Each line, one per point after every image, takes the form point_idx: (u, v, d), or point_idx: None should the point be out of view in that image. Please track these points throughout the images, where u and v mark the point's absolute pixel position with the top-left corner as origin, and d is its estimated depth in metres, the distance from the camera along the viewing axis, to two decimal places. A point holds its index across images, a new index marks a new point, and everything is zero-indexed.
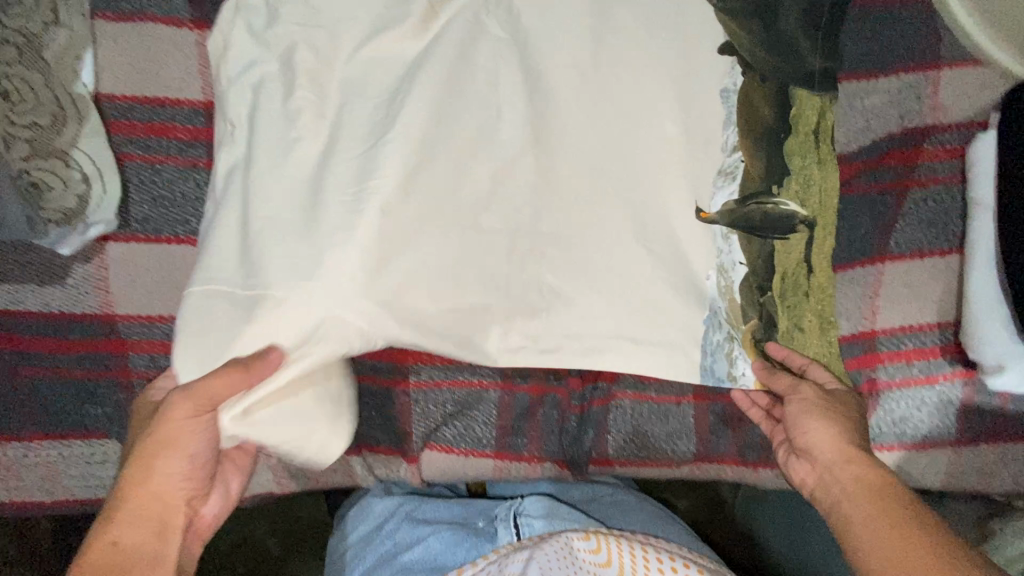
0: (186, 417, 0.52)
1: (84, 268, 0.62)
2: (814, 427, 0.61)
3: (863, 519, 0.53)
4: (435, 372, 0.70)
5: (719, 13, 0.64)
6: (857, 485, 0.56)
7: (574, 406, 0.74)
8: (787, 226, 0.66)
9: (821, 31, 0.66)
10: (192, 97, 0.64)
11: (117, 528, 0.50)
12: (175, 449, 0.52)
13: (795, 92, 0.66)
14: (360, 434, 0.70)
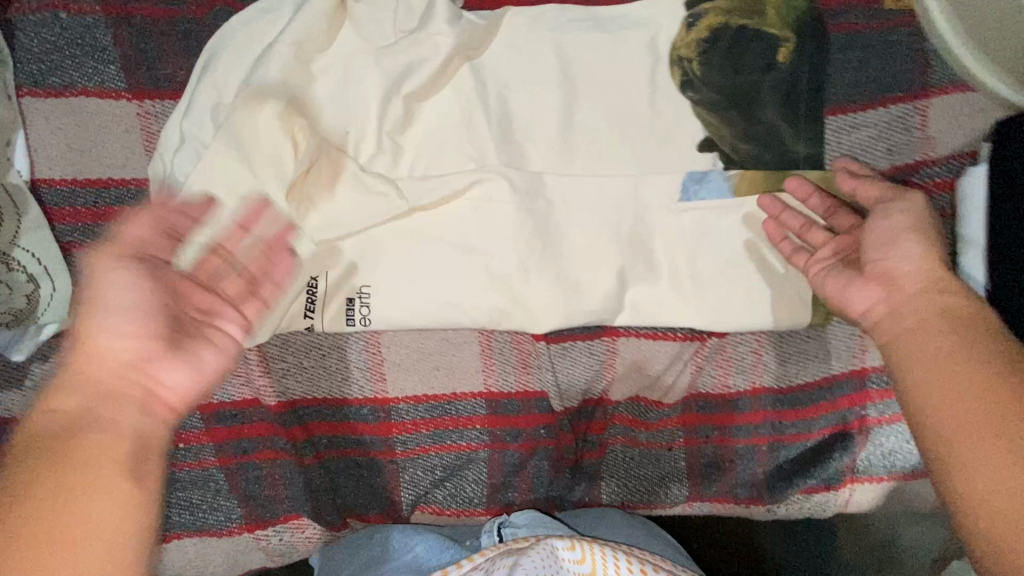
0: (117, 265, 0.46)
1: (41, 369, 0.59)
2: (897, 255, 0.53)
3: (957, 391, 0.45)
4: (420, 439, 0.68)
5: (694, 106, 0.65)
6: (941, 351, 0.47)
7: (566, 459, 0.72)
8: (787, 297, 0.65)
9: (803, 115, 0.65)
10: (137, 175, 0.59)
11: (53, 416, 0.40)
12: (102, 305, 0.44)
13: (779, 179, 0.64)
14: (346, 506, 0.69)
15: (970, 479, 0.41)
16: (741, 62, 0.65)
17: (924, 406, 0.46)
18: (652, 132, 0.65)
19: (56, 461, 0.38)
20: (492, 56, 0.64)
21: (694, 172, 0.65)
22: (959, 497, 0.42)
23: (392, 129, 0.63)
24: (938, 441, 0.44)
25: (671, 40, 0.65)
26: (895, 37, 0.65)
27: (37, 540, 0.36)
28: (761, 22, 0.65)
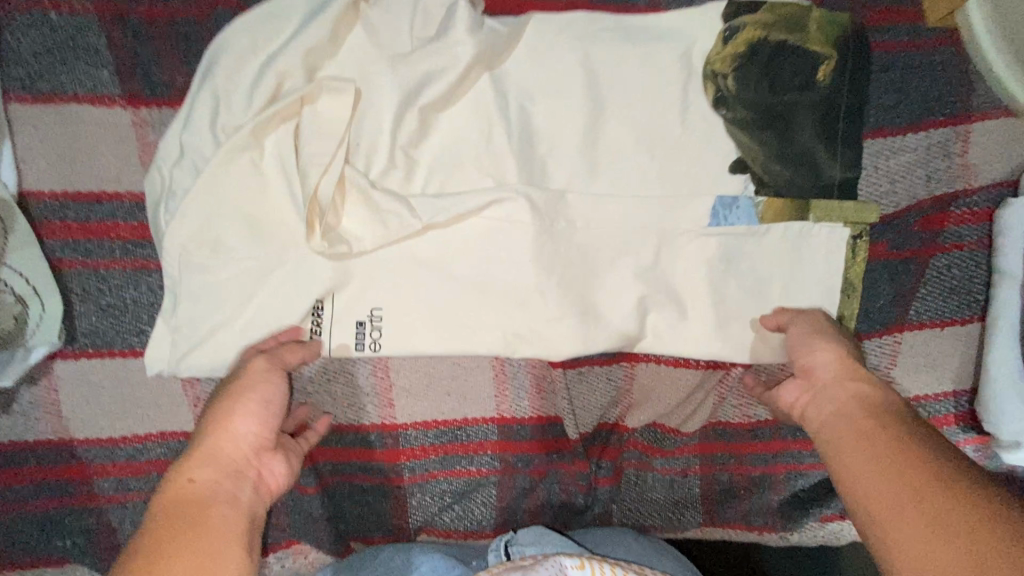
0: (264, 371, 0.52)
1: (30, 392, 0.56)
2: (826, 356, 0.55)
3: (854, 452, 0.47)
4: (428, 464, 0.66)
5: (727, 125, 0.62)
6: (850, 410, 0.50)
7: (580, 485, 0.70)
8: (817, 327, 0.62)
9: (840, 138, 0.62)
10: (133, 188, 0.56)
11: (195, 488, 0.43)
12: (251, 398, 0.50)
13: (812, 205, 0.61)
14: (350, 531, 0.66)
15: (860, 506, 0.43)
16: (778, 80, 0.61)
17: (833, 444, 0.49)
18: (681, 152, 0.62)
19: (203, 532, 0.40)
20: (513, 67, 0.60)
21: (725, 197, 0.61)
22: (858, 518, 0.43)
23: (406, 143, 0.59)
24: (840, 475, 0.47)
25: (705, 55, 0.61)
26: (940, 57, 0.62)
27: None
28: (802, 37, 0.61)
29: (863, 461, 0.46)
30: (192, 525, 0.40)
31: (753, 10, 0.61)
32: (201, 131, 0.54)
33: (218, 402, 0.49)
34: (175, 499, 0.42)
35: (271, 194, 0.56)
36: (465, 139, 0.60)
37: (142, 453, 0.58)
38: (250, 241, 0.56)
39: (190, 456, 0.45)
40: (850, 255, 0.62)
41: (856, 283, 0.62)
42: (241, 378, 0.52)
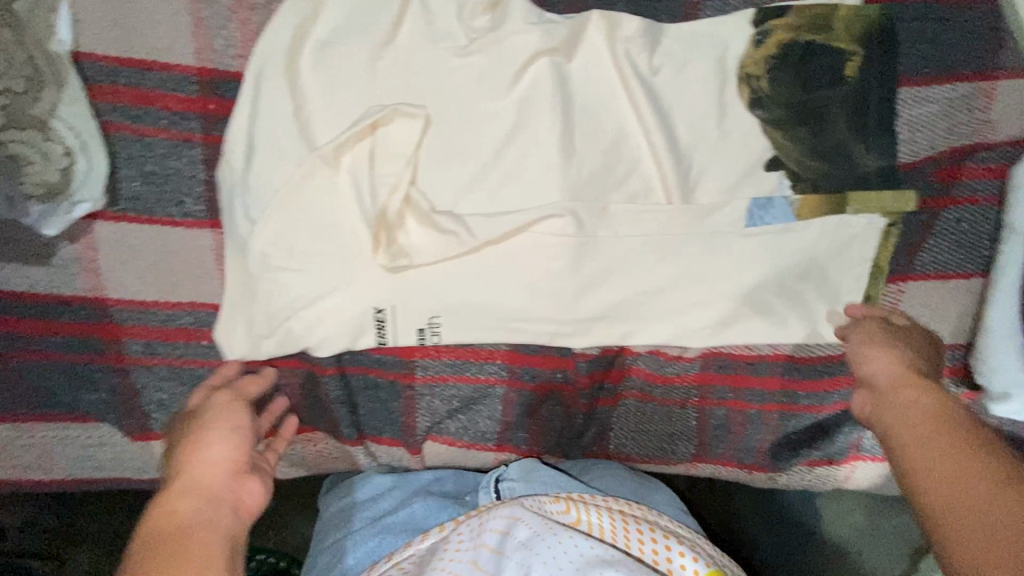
0: (227, 402, 0.56)
1: (70, 248, 0.58)
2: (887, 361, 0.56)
3: (916, 444, 0.45)
4: (440, 367, 0.68)
5: (762, 126, 0.64)
6: (928, 412, 0.47)
7: (581, 405, 0.73)
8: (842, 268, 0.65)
9: (872, 126, 0.64)
10: (183, 61, 0.57)
11: (168, 513, 0.43)
12: (214, 434, 0.51)
13: (848, 197, 0.64)
14: (361, 425, 0.69)
15: (959, 515, 0.39)
16: (810, 79, 0.63)
17: (901, 448, 0.46)
18: (714, 84, 0.63)
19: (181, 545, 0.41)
20: None
21: (760, 198, 0.65)
22: (948, 527, 0.39)
23: (449, 54, 0.60)
24: (912, 484, 0.43)
25: (738, 60, 0.62)
26: (973, 14, 0.63)
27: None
28: (828, 37, 0.62)
29: (955, 464, 0.42)
30: (161, 539, 0.41)
31: (783, 13, 0.61)
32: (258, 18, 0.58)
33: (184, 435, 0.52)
34: (147, 522, 0.43)
35: (322, 117, 0.59)
36: (508, 54, 0.61)
37: (172, 319, 0.61)
38: (309, 194, 0.59)
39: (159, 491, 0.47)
40: (881, 242, 0.66)
41: (884, 272, 0.67)
42: (206, 415, 0.54)
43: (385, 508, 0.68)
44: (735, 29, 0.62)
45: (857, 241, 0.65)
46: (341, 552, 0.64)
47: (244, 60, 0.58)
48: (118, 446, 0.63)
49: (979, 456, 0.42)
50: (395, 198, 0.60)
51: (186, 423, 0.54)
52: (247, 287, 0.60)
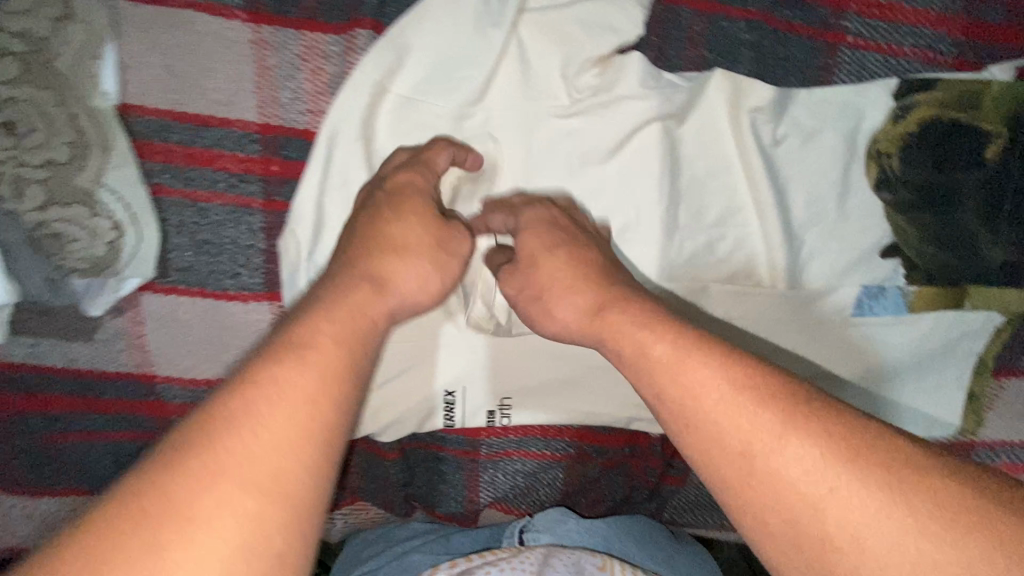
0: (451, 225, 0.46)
1: (115, 323, 0.52)
2: (655, 340, 0.39)
3: (706, 413, 0.35)
4: (507, 443, 0.64)
5: (885, 207, 0.57)
6: (683, 376, 0.37)
7: (648, 480, 0.69)
8: (942, 362, 0.61)
9: (1005, 216, 0.58)
10: (246, 117, 0.50)
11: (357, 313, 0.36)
12: (450, 264, 0.44)
13: (966, 289, 0.59)
14: (418, 497, 0.65)
15: (778, 507, 0.32)
16: (946, 158, 0.56)
17: (693, 410, 0.35)
18: (839, 160, 0.56)
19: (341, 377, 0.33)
20: (679, 40, 0.53)
21: (871, 286, 0.59)
22: (770, 514, 0.32)
23: (548, 113, 0.53)
24: (715, 463, 0.34)
25: (872, 133, 0.55)
26: None
27: (276, 423, 0.30)
28: (973, 116, 0.55)
29: (778, 440, 0.32)
30: (329, 347, 0.33)
31: (930, 86, 0.54)
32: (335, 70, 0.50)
33: (429, 223, 0.44)
34: (339, 305, 0.37)
35: None
36: (615, 117, 0.53)
37: None
38: None
39: (361, 265, 0.40)
40: (991, 339, 0.61)
41: (988, 368, 0.62)
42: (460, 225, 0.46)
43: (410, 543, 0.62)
44: (871, 103, 0.55)
45: (966, 336, 0.60)
46: None
47: (314, 116, 0.50)
48: None
49: (805, 426, 0.33)
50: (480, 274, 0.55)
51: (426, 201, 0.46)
52: None
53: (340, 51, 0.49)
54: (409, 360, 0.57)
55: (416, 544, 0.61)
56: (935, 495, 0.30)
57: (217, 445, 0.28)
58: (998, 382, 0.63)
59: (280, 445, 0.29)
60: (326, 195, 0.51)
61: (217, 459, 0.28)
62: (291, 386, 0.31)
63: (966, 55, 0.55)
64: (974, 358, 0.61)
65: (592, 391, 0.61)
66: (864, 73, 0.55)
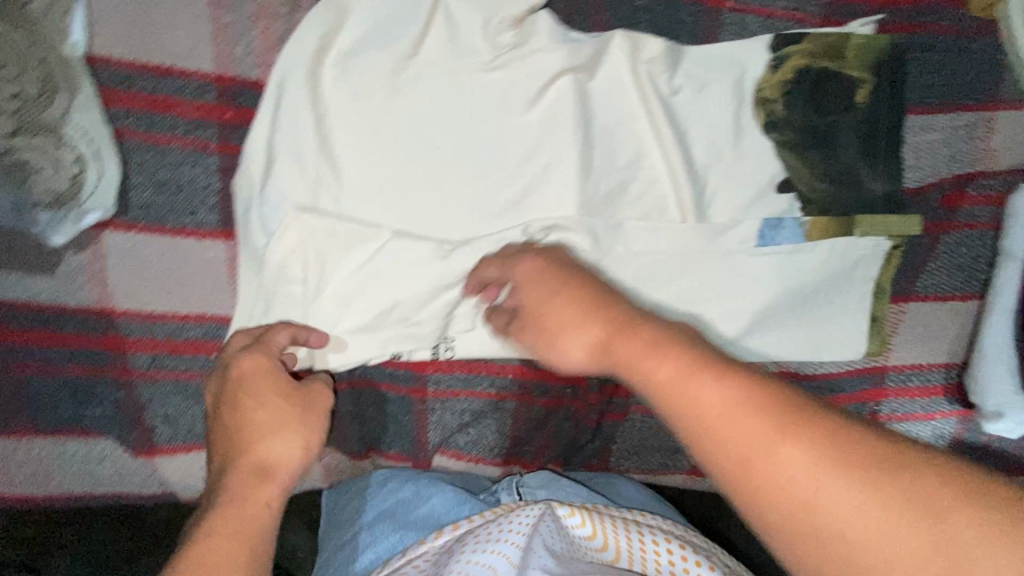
0: (319, 422, 0.54)
1: (77, 258, 0.56)
2: (660, 363, 0.42)
3: (688, 399, 0.40)
4: (453, 382, 0.68)
5: (775, 147, 0.65)
6: (650, 361, 0.43)
7: (590, 419, 0.73)
8: (844, 287, 0.68)
9: (881, 152, 0.66)
10: (203, 68, 0.56)
11: (260, 501, 0.47)
12: (307, 429, 0.53)
13: (856, 218, 0.66)
14: (367, 439, 0.68)
15: (770, 502, 0.36)
16: (823, 102, 0.64)
17: (704, 426, 0.39)
18: (731, 106, 0.64)
19: (249, 529, 0.45)
20: (585, 6, 0.62)
21: (771, 218, 0.66)
22: (765, 506, 0.36)
23: (473, 67, 0.60)
24: (699, 443, 0.39)
25: (756, 83, 0.64)
26: (975, 45, 0.65)
27: (210, 567, 0.42)
28: (841, 65, 0.64)
29: (772, 443, 0.36)
30: (233, 539, 0.44)
31: (799, 40, 0.63)
32: (282, 29, 0.57)
33: (285, 395, 0.53)
34: (230, 503, 0.46)
35: (346, 131, 0.58)
36: (531, 72, 0.61)
37: (181, 331, 0.59)
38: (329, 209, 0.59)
39: (241, 416, 0.51)
40: (885, 263, 0.67)
41: (887, 292, 0.69)
42: (313, 392, 0.55)
43: (404, 497, 0.64)
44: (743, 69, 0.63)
45: (861, 262, 0.67)
46: (357, 548, 0.61)
47: (265, 69, 0.57)
48: (118, 461, 0.61)
49: (794, 431, 0.36)
50: (419, 211, 0.61)
51: (283, 377, 0.54)
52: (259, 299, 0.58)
53: (287, 11, 0.57)
54: (352, 292, 0.59)
55: (406, 498, 0.65)
56: (939, 506, 0.33)
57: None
58: (896, 306, 0.70)
59: None
60: (276, 135, 0.57)
61: None
62: (218, 548, 0.43)
63: (829, 15, 0.64)
64: (873, 281, 0.68)
65: None
66: (744, 31, 0.64)
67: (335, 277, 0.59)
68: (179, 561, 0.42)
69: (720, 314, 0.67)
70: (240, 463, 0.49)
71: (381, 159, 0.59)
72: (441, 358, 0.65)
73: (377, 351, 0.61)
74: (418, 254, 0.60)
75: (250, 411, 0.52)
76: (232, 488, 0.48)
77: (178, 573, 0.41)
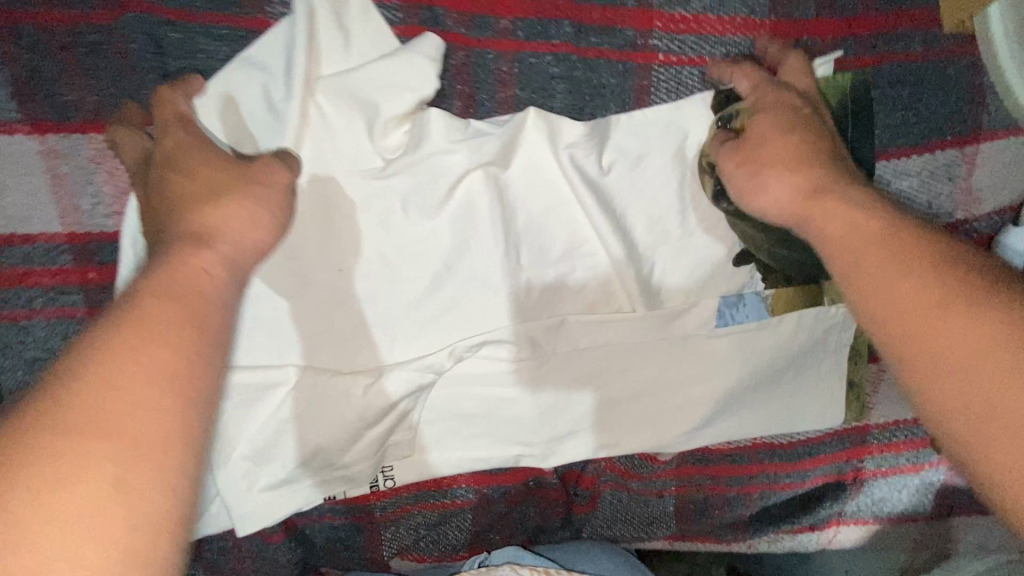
0: (273, 189, 0.43)
1: None
2: (827, 214, 0.43)
3: (862, 269, 0.39)
4: (402, 501, 0.64)
5: (729, 216, 0.56)
6: (851, 235, 0.41)
7: (557, 510, 0.69)
8: (816, 355, 0.61)
9: None
10: (49, 228, 0.49)
11: (200, 269, 0.35)
12: (275, 211, 0.41)
13: (822, 284, 0.59)
14: (317, 563, 0.64)
15: (947, 359, 0.33)
16: None
17: (864, 281, 0.38)
18: (672, 178, 0.56)
19: (192, 301, 0.32)
20: (488, 83, 0.53)
21: (730, 296, 0.59)
22: (917, 363, 0.34)
23: (367, 174, 0.52)
24: (879, 310, 0.37)
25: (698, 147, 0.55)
26: (950, 72, 0.56)
27: (162, 391, 0.29)
28: None
29: (940, 302, 0.34)
30: (174, 299, 0.32)
31: None
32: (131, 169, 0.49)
33: (224, 165, 0.41)
34: (176, 277, 0.33)
35: None
36: (432, 173, 0.53)
37: None
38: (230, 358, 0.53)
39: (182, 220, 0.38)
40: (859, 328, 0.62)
41: (863, 353, 0.63)
42: (274, 184, 0.42)
43: None
44: (733, 66, 0.53)
45: (834, 329, 0.60)
46: None
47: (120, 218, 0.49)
48: None
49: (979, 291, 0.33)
50: (334, 342, 0.54)
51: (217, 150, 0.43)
52: None
53: None
54: (269, 442, 0.53)
55: None
56: None
57: (105, 398, 0.27)
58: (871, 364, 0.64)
59: (134, 478, 0.27)
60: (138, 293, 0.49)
61: (88, 413, 0.27)
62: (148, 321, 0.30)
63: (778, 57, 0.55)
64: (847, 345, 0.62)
65: (475, 433, 0.60)
66: (680, 89, 0.55)
67: (245, 436, 0.53)
68: (111, 326, 0.29)
69: (682, 400, 0.61)
70: (172, 235, 0.37)
71: (275, 297, 0.53)
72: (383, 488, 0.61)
73: (305, 499, 0.56)
74: (331, 395, 0.54)
75: (198, 173, 0.41)
76: (166, 259, 0.34)
77: (70, 396, 0.27)
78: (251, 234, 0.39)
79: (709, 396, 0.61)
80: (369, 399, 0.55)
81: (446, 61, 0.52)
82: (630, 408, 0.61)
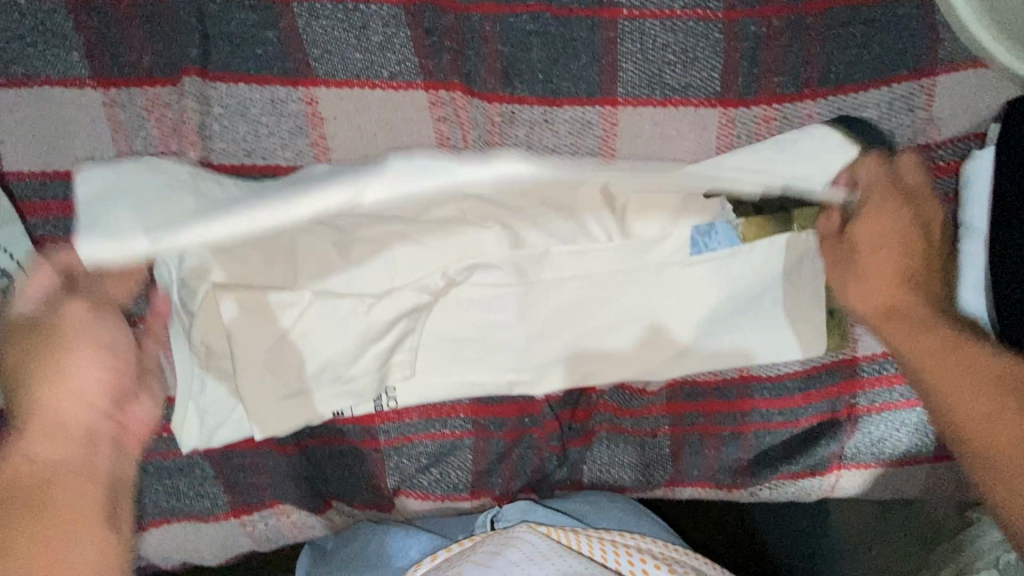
0: (89, 313, 0.52)
1: None
2: (902, 327, 0.57)
3: (939, 383, 0.53)
4: (404, 428, 0.69)
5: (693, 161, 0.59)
6: (926, 358, 0.55)
7: (553, 446, 0.71)
8: (796, 278, 0.65)
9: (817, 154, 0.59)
10: None
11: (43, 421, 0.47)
12: (82, 337, 0.50)
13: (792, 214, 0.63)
14: (327, 491, 0.70)
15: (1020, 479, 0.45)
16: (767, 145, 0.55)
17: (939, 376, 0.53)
18: (643, 117, 0.62)
19: (43, 488, 0.45)
20: (474, 41, 0.60)
21: (704, 224, 0.63)
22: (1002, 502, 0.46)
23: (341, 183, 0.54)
24: (966, 418, 0.50)
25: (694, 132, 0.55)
26: (901, 10, 0.60)
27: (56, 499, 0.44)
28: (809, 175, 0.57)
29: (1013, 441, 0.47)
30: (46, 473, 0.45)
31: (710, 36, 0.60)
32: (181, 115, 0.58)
33: (40, 376, 0.48)
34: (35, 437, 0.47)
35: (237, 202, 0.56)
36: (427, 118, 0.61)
37: None
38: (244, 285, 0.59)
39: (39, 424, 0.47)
40: None
41: None
42: (60, 318, 0.51)
43: None
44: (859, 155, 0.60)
45: (808, 255, 0.64)
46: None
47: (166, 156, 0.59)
48: None
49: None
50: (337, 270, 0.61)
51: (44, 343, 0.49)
52: (194, 378, 0.61)
53: (177, 98, 0.58)
54: (286, 353, 0.61)
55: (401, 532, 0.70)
56: None
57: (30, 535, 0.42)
58: None
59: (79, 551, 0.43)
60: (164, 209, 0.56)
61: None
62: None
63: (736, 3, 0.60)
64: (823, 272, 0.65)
65: (471, 359, 0.66)
66: (645, 39, 0.60)
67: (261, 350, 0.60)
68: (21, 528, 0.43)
69: (663, 327, 0.65)
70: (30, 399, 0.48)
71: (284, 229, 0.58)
72: (387, 408, 0.67)
73: (316, 410, 0.62)
74: (341, 313, 0.61)
75: (12, 351, 0.49)
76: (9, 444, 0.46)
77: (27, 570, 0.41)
78: (94, 374, 0.50)
79: (687, 319, 0.65)
80: (375, 317, 0.62)
81: (437, 22, 0.60)
82: (617, 337, 0.66)
